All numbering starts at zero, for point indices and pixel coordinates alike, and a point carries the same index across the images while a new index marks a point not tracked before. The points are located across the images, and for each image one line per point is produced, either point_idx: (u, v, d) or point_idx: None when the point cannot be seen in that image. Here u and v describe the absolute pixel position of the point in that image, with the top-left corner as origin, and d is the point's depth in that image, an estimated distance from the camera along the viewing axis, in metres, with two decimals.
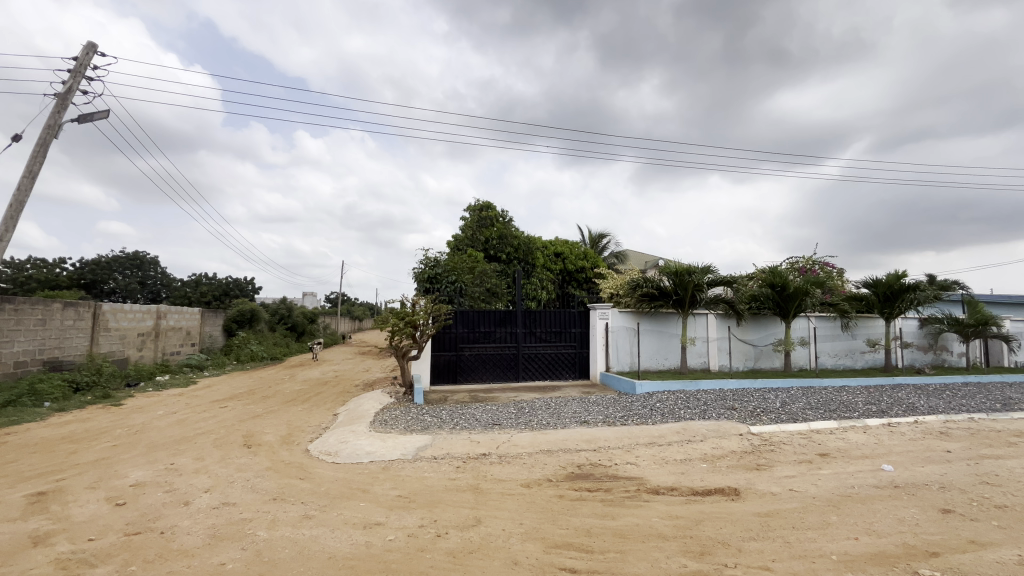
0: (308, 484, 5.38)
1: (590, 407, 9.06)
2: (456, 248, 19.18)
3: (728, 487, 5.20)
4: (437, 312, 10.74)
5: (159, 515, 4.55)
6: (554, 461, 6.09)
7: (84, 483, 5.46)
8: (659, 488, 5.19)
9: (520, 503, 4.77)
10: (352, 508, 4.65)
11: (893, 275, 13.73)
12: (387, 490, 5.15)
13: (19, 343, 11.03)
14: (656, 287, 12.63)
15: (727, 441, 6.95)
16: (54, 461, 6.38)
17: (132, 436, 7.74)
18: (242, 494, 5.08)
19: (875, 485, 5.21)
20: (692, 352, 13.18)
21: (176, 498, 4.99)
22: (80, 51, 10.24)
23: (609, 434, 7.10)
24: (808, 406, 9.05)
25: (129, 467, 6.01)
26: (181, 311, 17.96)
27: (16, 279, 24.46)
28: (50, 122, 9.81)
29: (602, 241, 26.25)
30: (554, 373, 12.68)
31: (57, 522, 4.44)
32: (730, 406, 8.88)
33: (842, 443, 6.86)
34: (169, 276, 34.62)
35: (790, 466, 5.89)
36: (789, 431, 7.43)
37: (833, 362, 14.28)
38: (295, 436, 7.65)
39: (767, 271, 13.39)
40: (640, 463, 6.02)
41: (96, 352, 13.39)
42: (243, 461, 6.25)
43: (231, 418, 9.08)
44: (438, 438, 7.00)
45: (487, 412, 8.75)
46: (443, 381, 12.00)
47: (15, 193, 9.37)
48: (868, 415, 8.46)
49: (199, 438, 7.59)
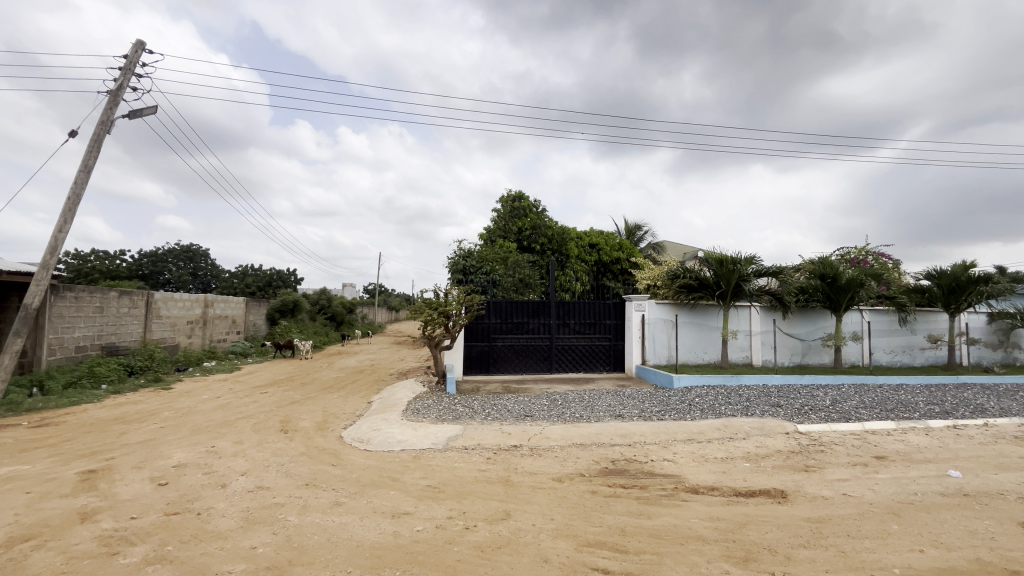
0: (340, 470, 5.42)
1: (625, 400, 8.79)
2: (489, 240, 19.21)
3: (774, 489, 4.87)
4: (470, 302, 10.68)
5: (198, 496, 4.67)
6: (586, 456, 5.89)
7: (130, 463, 5.67)
8: (699, 487, 4.92)
9: (550, 497, 4.62)
10: (382, 497, 4.63)
11: (959, 266, 12.74)
12: (417, 480, 5.10)
13: (79, 328, 11.70)
14: (696, 278, 12.10)
15: (773, 439, 6.54)
16: (107, 440, 6.71)
17: (178, 419, 8.06)
18: (276, 479, 5.15)
19: (941, 492, 4.75)
20: (733, 346, 12.60)
21: (213, 480, 5.11)
22: (130, 49, 10.68)
23: (646, 428, 6.84)
24: (862, 405, 8.47)
25: (172, 448, 6.21)
26: (227, 300, 18.67)
27: (80, 270, 26.34)
28: (103, 118, 10.30)
29: (638, 232, 25.64)
30: (588, 366, 12.45)
31: (104, 499, 4.63)
32: (775, 403, 8.42)
33: (901, 446, 6.35)
34: (218, 268, 36.29)
35: (843, 469, 5.48)
36: (840, 431, 6.96)
37: (888, 359, 13.38)
38: (330, 423, 7.75)
39: (816, 262, 12.67)
40: (678, 460, 5.74)
41: (148, 338, 14.11)
42: (279, 446, 6.36)
43: (270, 403, 9.33)
44: (469, 428, 6.90)
45: (519, 404, 8.62)
46: (475, 372, 11.97)
47: (73, 187, 9.90)
48: (930, 416, 7.82)
49: (239, 422, 7.81)
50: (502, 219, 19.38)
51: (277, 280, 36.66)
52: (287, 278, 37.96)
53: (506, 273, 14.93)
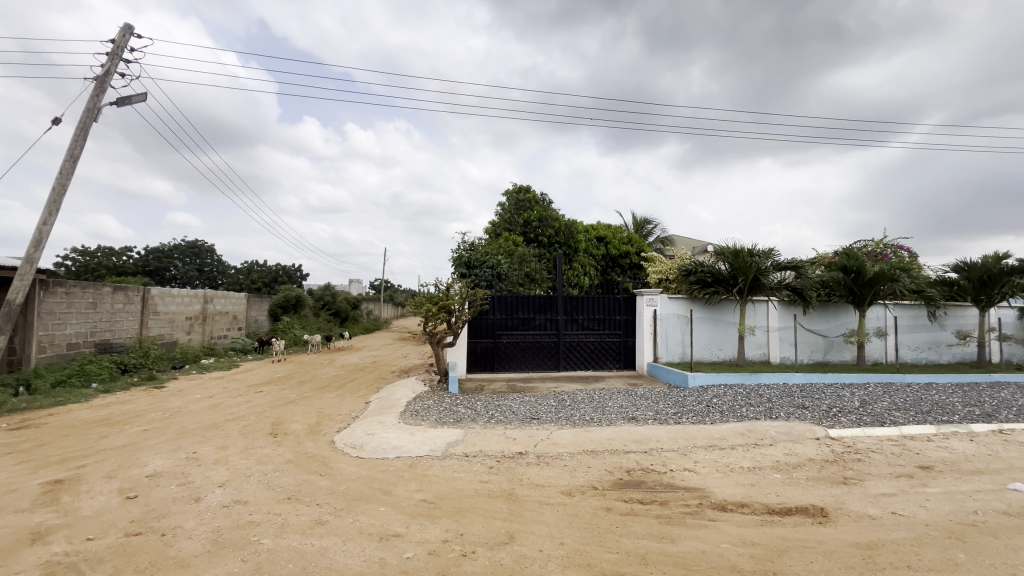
0: (327, 482, 4.91)
1: (638, 401, 8.24)
2: (494, 233, 18.69)
3: (813, 506, 4.31)
4: (473, 296, 10.16)
5: (166, 513, 4.19)
6: (599, 465, 5.36)
7: (102, 472, 5.22)
8: (727, 504, 4.37)
9: (559, 516, 4.09)
10: (370, 514, 4.12)
11: (991, 257, 12.05)
12: (411, 493, 4.59)
13: (71, 325, 11.32)
14: (711, 272, 11.53)
15: (803, 446, 5.97)
16: (84, 445, 6.27)
17: (164, 421, 7.61)
18: (256, 491, 4.67)
19: (1005, 511, 4.17)
20: (751, 343, 12.00)
21: (187, 492, 4.63)
22: (118, 33, 10.22)
23: (662, 433, 6.29)
24: (894, 406, 7.86)
25: (150, 455, 5.75)
26: (227, 296, 18.29)
27: (86, 266, 26.19)
28: (89, 106, 9.84)
29: (647, 226, 24.97)
30: (597, 363, 11.90)
31: (62, 516, 4.16)
32: (800, 404, 7.85)
33: (946, 454, 5.75)
34: (224, 264, 36.09)
35: (886, 481, 4.90)
36: (876, 437, 6.36)
37: (914, 356, 12.73)
38: (323, 426, 7.27)
39: (838, 255, 12.05)
40: (701, 471, 5.18)
41: (144, 335, 13.74)
42: (265, 453, 5.87)
43: (263, 403, 8.88)
44: (470, 432, 6.39)
45: (524, 404, 8.10)
46: (480, 370, 11.47)
47: (58, 177, 9.48)
48: (972, 419, 7.20)
49: (227, 424, 7.35)
50: (507, 212, 18.84)
51: (282, 276, 36.38)
52: (291, 274, 37.72)
53: (511, 267, 14.39)
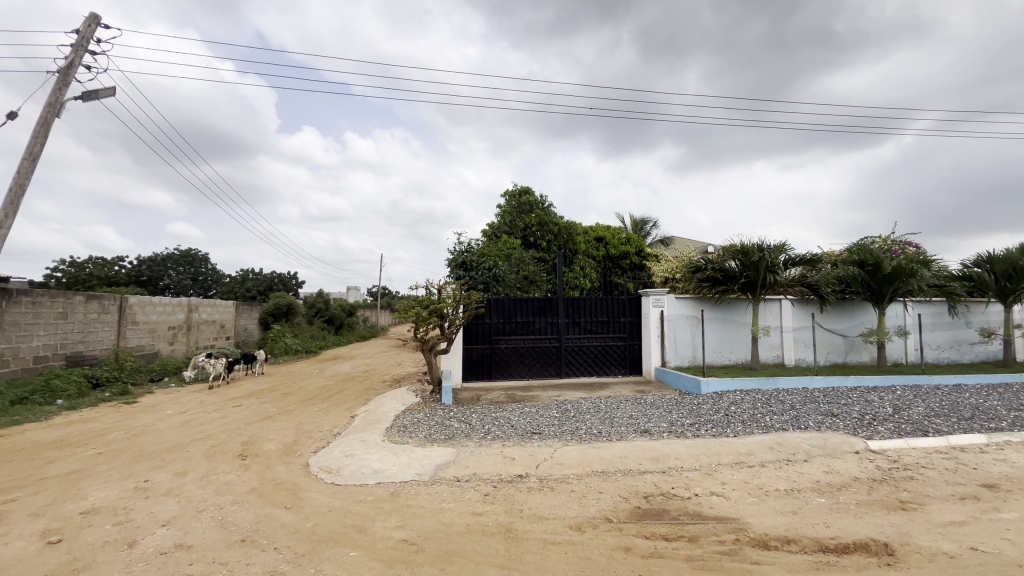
0: (292, 517, 4.16)
1: (649, 411, 7.49)
2: (491, 236, 17.99)
3: (872, 541, 3.57)
4: (467, 299, 9.41)
5: (88, 564, 3.43)
6: (611, 489, 4.61)
7: (30, 508, 4.45)
8: (769, 539, 3.62)
9: (567, 560, 3.34)
10: (337, 561, 3.38)
11: (1016, 249, 11.35)
12: (389, 532, 3.84)
13: (38, 337, 10.58)
14: (721, 270, 10.79)
15: (842, 463, 5.23)
16: (22, 473, 5.50)
17: (124, 442, 6.84)
18: (205, 532, 3.90)
19: None
20: (764, 344, 11.27)
21: (123, 534, 3.87)
22: (83, 22, 9.54)
23: (682, 448, 5.55)
24: (932, 412, 7.10)
25: (94, 485, 4.99)
26: (214, 304, 17.53)
27: (77, 276, 25.51)
28: (51, 100, 9.15)
29: (645, 227, 24.40)
30: (601, 369, 11.17)
31: None
32: (828, 412, 7.11)
33: (1008, 469, 5.01)
34: (219, 273, 35.47)
35: (950, 505, 4.15)
36: (921, 450, 5.63)
37: (935, 356, 12.03)
38: (299, 445, 6.52)
39: (854, 250, 11.35)
40: (731, 495, 4.45)
41: (122, 346, 12.96)
42: (226, 481, 5.11)
43: (237, 420, 8.11)
44: (463, 452, 5.64)
45: (524, 417, 7.34)
46: (476, 377, 10.72)
47: (15, 177, 8.77)
48: (1022, 426, 6.45)
49: (193, 445, 6.59)
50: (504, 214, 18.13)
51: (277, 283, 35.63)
52: (287, 281, 36.99)
53: (509, 269, 13.66)
